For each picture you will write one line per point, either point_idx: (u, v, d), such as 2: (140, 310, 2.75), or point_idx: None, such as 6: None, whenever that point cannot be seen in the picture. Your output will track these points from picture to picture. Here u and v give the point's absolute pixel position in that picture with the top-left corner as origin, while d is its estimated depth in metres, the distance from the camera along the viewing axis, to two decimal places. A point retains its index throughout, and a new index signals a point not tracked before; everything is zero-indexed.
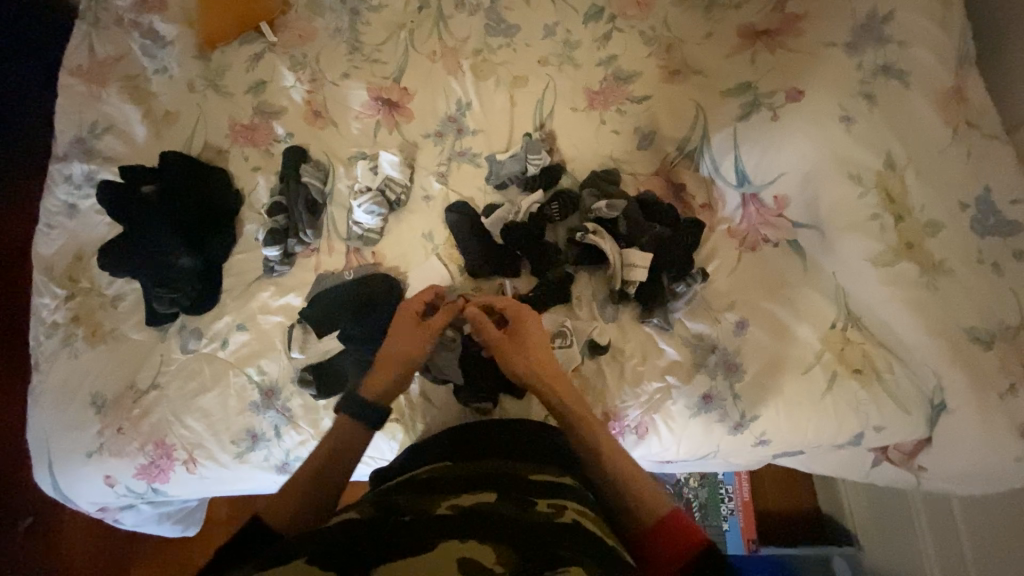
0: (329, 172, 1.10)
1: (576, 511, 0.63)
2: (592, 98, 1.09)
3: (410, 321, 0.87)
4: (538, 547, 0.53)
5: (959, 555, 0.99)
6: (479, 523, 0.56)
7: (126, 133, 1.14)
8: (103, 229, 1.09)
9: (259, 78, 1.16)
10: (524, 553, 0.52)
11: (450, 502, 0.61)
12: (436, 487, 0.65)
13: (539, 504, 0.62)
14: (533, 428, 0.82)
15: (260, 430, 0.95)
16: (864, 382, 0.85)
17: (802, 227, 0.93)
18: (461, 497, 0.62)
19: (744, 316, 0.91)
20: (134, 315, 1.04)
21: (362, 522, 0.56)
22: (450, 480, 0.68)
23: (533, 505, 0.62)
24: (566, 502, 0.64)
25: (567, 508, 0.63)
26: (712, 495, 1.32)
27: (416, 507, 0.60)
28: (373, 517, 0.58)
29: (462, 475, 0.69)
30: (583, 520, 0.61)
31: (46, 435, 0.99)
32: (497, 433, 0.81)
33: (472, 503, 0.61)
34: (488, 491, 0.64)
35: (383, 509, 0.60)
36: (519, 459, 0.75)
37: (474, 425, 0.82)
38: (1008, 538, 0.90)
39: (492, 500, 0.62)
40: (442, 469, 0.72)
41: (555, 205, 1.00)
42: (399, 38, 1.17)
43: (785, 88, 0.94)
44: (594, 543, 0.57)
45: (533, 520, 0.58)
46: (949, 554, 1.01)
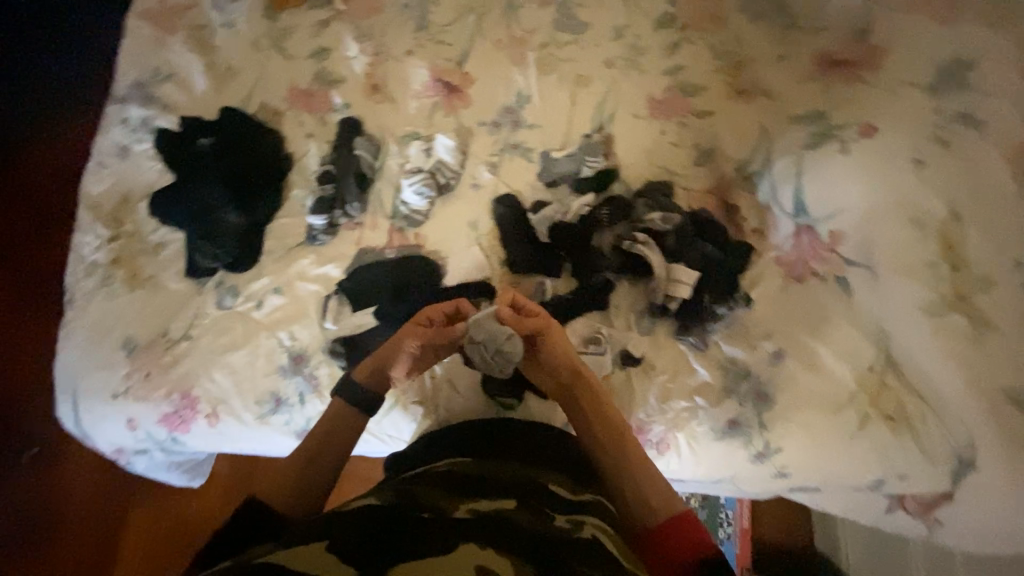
0: (381, 147, 1.09)
1: (595, 526, 0.63)
2: (653, 107, 1.08)
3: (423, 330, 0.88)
4: (554, 561, 0.54)
5: None
6: (500, 532, 0.56)
7: (186, 83, 1.15)
8: (152, 176, 1.10)
9: (324, 44, 1.17)
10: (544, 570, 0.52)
11: (469, 505, 0.62)
12: (455, 486, 0.66)
13: (557, 519, 0.63)
14: (551, 434, 0.82)
15: (285, 394, 0.96)
16: (894, 429, 0.85)
17: (853, 265, 0.91)
18: (481, 502, 0.63)
19: (782, 347, 0.90)
20: (174, 265, 1.05)
21: (382, 512, 0.58)
22: (469, 481, 0.68)
23: (551, 519, 0.63)
24: (584, 518, 0.65)
25: (586, 524, 0.64)
26: (711, 516, 1.33)
27: (435, 505, 0.61)
28: (392, 508, 0.59)
29: (482, 478, 0.69)
30: (601, 535, 0.62)
31: (76, 371, 1.01)
32: (516, 432, 0.82)
33: (492, 509, 0.61)
34: (507, 497, 0.65)
35: (402, 500, 0.62)
36: (536, 464, 0.76)
37: (494, 425, 0.83)
38: None
39: (511, 507, 0.62)
40: (463, 465, 0.73)
41: (606, 210, 0.96)
42: (467, 23, 1.17)
43: (858, 123, 0.91)
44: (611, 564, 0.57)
45: (553, 535, 0.59)
46: None
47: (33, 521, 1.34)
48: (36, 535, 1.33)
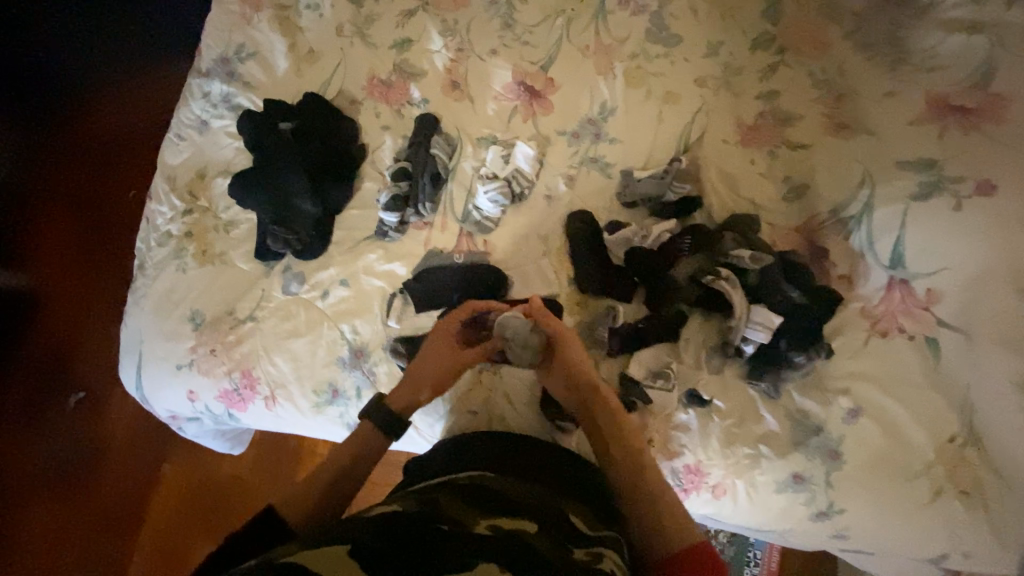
0: (456, 148, 1.08)
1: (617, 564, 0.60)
2: (744, 133, 1.03)
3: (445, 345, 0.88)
4: None
5: None
6: (521, 556, 0.53)
7: (269, 63, 1.15)
8: (229, 153, 1.11)
9: (407, 34, 1.15)
10: None
11: (489, 522, 0.59)
12: (478, 500, 0.64)
13: (578, 552, 0.60)
14: (574, 463, 0.80)
15: (342, 387, 0.97)
16: (967, 504, 0.81)
17: (945, 326, 0.85)
18: (502, 521, 0.60)
19: (859, 405, 0.86)
20: (243, 245, 1.06)
21: (402, 521, 0.56)
22: (492, 497, 0.66)
23: (570, 552, 0.59)
24: (603, 552, 0.62)
25: (606, 558, 0.61)
26: (739, 553, 1.30)
27: (457, 517, 0.59)
28: (413, 514, 0.58)
29: (504, 495, 0.67)
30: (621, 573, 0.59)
31: (143, 337, 1.04)
32: (541, 451, 0.81)
33: (511, 529, 0.59)
34: (528, 519, 0.62)
35: (424, 508, 0.60)
36: (559, 489, 0.73)
37: (522, 443, 0.82)
38: None
39: (531, 531, 0.60)
40: (486, 480, 0.71)
41: (688, 239, 0.92)
42: (555, 25, 1.13)
43: (975, 177, 0.84)
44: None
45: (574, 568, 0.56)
46: None
47: (73, 465, 1.38)
48: (78, 482, 1.37)
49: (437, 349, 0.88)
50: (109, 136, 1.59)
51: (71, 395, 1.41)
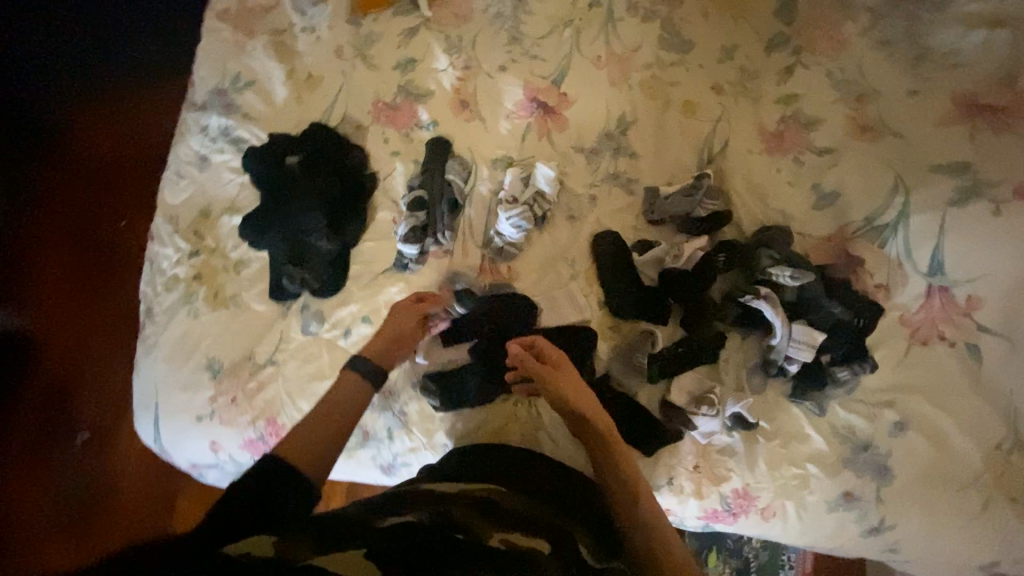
0: (472, 171, 1.04)
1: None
2: (767, 140, 1.00)
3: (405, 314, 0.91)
4: None
5: None
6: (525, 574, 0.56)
7: (267, 91, 1.10)
8: (232, 189, 1.06)
9: (411, 54, 1.10)
10: None
11: (501, 537, 0.61)
12: (489, 514, 0.65)
13: None
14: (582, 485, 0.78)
15: (372, 429, 0.93)
16: (1018, 510, 0.79)
17: (987, 332, 0.83)
18: (515, 536, 0.62)
19: (906, 417, 0.84)
20: (256, 285, 1.02)
21: (415, 530, 0.58)
22: (505, 511, 0.67)
23: None
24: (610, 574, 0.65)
25: None
26: (772, 559, 1.28)
27: (471, 529, 0.61)
28: (429, 526, 0.59)
29: (515, 511, 0.68)
30: None
31: (158, 388, 1.00)
32: (549, 471, 0.80)
33: (522, 545, 0.61)
34: (540, 539, 0.64)
35: (439, 519, 0.61)
36: (567, 513, 0.73)
37: (533, 460, 0.81)
38: None
39: (542, 550, 0.61)
40: (495, 493, 0.71)
41: (722, 257, 0.91)
42: (563, 37, 1.09)
43: (1012, 180, 0.83)
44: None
45: None
46: None
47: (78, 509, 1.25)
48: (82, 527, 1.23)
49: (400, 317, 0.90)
50: (88, 157, 1.45)
51: (70, 436, 1.28)
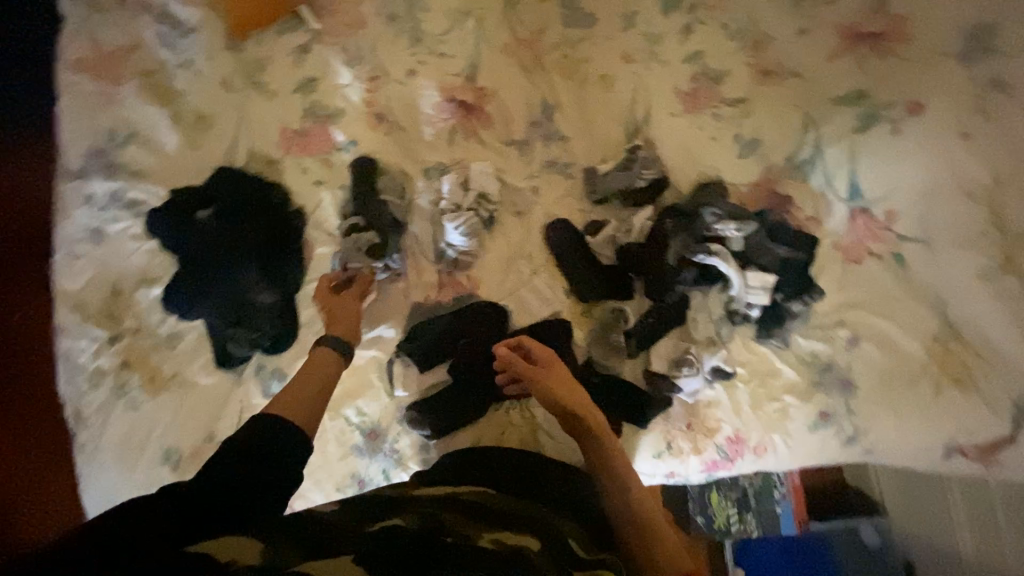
0: (405, 185, 0.99)
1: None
2: (685, 100, 1.03)
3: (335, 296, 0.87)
4: None
5: (1000, 542, 1.09)
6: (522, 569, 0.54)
7: (155, 142, 0.97)
8: (140, 258, 0.94)
9: (308, 73, 1.02)
10: None
11: (493, 535, 0.60)
12: (480, 514, 0.64)
13: None
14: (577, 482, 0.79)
15: (367, 476, 0.89)
16: (964, 391, 0.87)
17: (908, 240, 0.92)
18: (505, 534, 0.61)
19: (856, 332, 0.93)
20: (197, 357, 0.92)
21: (406, 538, 0.55)
22: (495, 512, 0.66)
23: None
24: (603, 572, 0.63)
25: None
26: (766, 482, 1.41)
27: (462, 531, 0.59)
28: (417, 532, 0.56)
29: (508, 512, 0.67)
30: None
31: (112, 497, 0.88)
32: (541, 474, 0.79)
33: (515, 543, 0.59)
34: (531, 535, 0.63)
35: (428, 524, 0.59)
36: (560, 512, 0.73)
37: (527, 463, 0.80)
38: None
39: (534, 547, 0.60)
40: (485, 495, 0.70)
41: (669, 221, 0.93)
42: (466, 28, 1.05)
43: (904, 100, 0.89)
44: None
45: None
46: (988, 536, 1.12)
47: None
48: None
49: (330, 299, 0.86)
50: None
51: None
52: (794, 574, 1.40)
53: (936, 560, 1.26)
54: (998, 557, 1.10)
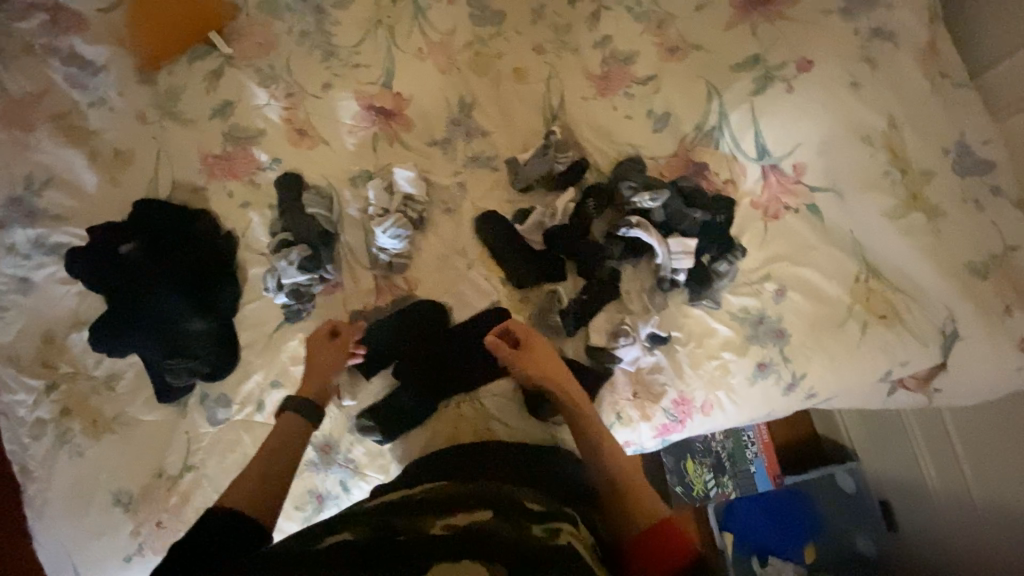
0: (332, 197, 0.99)
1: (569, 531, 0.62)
2: (598, 84, 1.06)
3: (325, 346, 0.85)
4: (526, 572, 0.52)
5: (958, 465, 1.17)
6: (475, 543, 0.55)
7: (72, 183, 0.96)
8: (72, 301, 0.92)
9: (224, 98, 1.02)
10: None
11: (446, 521, 0.60)
12: (437, 503, 0.64)
13: (535, 529, 0.61)
14: (543, 456, 0.80)
15: (325, 489, 0.88)
16: (889, 326, 0.95)
17: (818, 190, 0.97)
18: (458, 516, 0.61)
19: (782, 284, 0.96)
20: (139, 394, 0.91)
21: (356, 548, 0.55)
22: (451, 497, 0.65)
23: (528, 528, 0.61)
24: (560, 522, 0.64)
25: (563, 532, 0.62)
26: (737, 443, 1.45)
27: (414, 526, 0.59)
28: (370, 539, 0.56)
29: (463, 493, 0.66)
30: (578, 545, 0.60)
31: (67, 546, 0.86)
32: (495, 455, 0.79)
33: (468, 522, 0.59)
34: (484, 508, 0.63)
35: (379, 531, 0.58)
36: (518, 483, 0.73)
37: (482, 448, 0.80)
38: (1010, 447, 1.05)
39: (488, 518, 0.60)
40: (440, 486, 0.69)
41: (591, 202, 0.96)
42: (378, 38, 1.07)
43: (794, 59, 0.95)
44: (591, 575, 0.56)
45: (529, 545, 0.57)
46: (946, 461, 1.20)
47: None
48: None
49: (318, 347, 0.85)
50: None
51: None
52: (777, 530, 1.39)
53: (904, 492, 1.33)
54: (959, 479, 1.17)
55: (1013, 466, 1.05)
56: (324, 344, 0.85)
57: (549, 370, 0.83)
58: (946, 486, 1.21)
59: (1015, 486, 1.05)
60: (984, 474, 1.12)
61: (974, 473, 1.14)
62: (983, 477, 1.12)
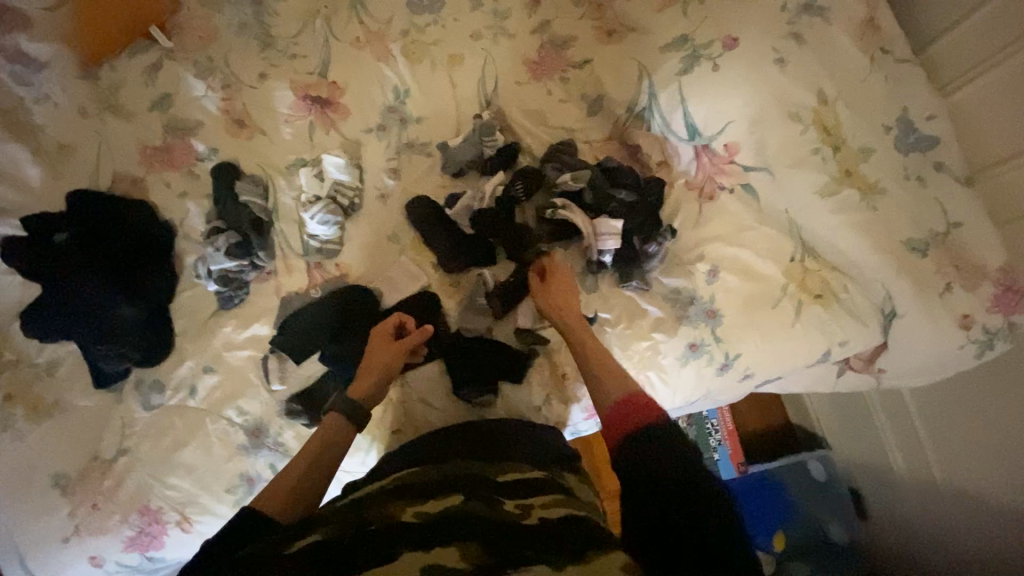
0: (268, 185, 1.01)
1: (542, 505, 0.61)
2: (533, 68, 1.07)
3: (385, 344, 0.84)
4: (506, 547, 0.52)
5: (925, 458, 1.09)
6: (452, 528, 0.53)
7: (12, 176, 0.97)
8: (16, 291, 0.93)
9: (163, 90, 1.04)
10: (494, 554, 0.50)
11: (415, 509, 0.57)
12: (407, 491, 0.61)
13: (507, 504, 0.60)
14: (521, 427, 0.82)
15: (255, 472, 0.89)
16: (826, 306, 0.93)
17: (752, 170, 0.95)
18: (428, 503, 0.58)
19: (715, 264, 0.95)
20: (77, 381, 0.93)
21: (328, 544, 0.51)
22: (419, 486, 0.62)
23: (500, 504, 0.60)
24: (531, 499, 0.62)
25: (534, 506, 0.60)
26: (701, 430, 1.42)
27: (385, 516, 0.56)
28: (338, 537, 0.52)
29: (430, 479, 0.64)
30: (551, 509, 0.60)
31: (8, 529, 0.87)
32: (458, 439, 0.78)
33: (440, 509, 0.57)
34: (451, 492, 0.60)
35: (347, 524, 0.54)
36: (486, 458, 0.72)
37: (450, 433, 0.80)
38: (975, 431, 0.98)
39: (459, 501, 0.58)
40: (409, 474, 0.67)
41: (519, 184, 0.96)
42: (316, 28, 1.08)
43: (721, 37, 0.94)
44: (572, 533, 0.55)
45: (505, 519, 0.56)
46: (912, 450, 1.13)
47: None
48: None
49: (379, 344, 0.84)
50: None
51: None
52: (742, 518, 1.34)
53: (876, 478, 1.27)
54: (924, 466, 1.10)
55: (974, 448, 0.98)
56: (386, 341, 0.84)
57: (566, 294, 0.86)
58: (913, 471, 1.14)
59: (980, 474, 0.98)
60: (949, 464, 1.04)
61: (939, 464, 1.07)
62: (949, 469, 1.04)
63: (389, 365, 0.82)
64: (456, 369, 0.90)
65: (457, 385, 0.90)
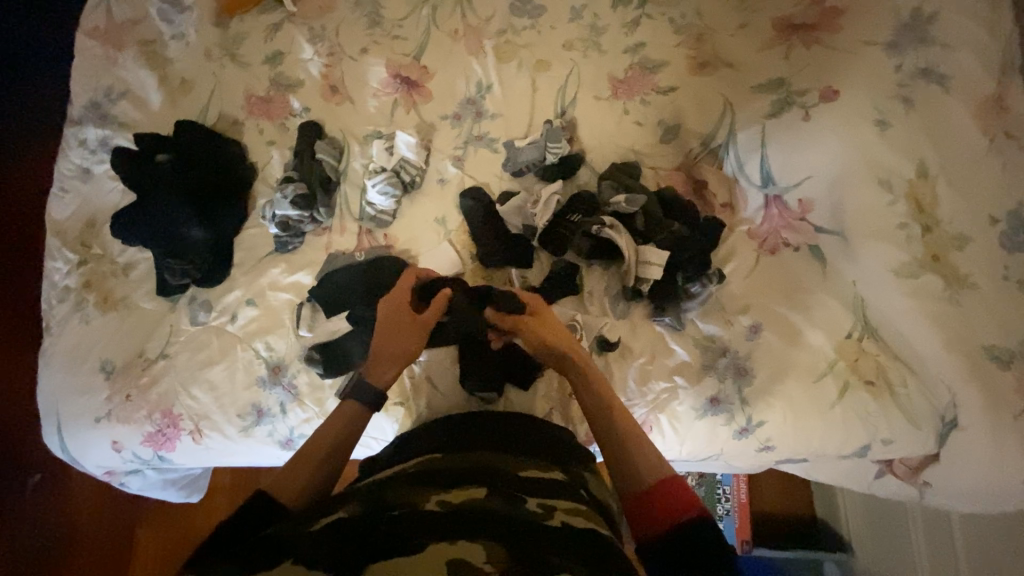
0: (343, 150, 1.08)
1: (566, 511, 0.60)
2: (616, 86, 1.06)
3: (402, 320, 0.83)
4: (528, 550, 0.51)
5: None
6: (473, 521, 0.53)
7: (142, 99, 1.12)
8: (115, 197, 1.07)
9: (277, 48, 1.15)
10: (514, 553, 0.49)
11: (440, 498, 0.58)
12: (431, 480, 0.62)
13: (530, 503, 0.60)
14: (548, 431, 0.80)
15: (266, 405, 0.95)
16: (876, 396, 0.83)
17: (824, 232, 0.92)
18: (452, 493, 0.59)
19: (758, 320, 0.90)
20: (144, 285, 1.04)
21: (356, 523, 0.53)
22: (440, 475, 0.64)
23: (522, 502, 0.60)
24: (555, 502, 0.62)
25: (557, 510, 0.60)
26: (709, 494, 1.30)
27: (409, 501, 0.57)
28: (361, 517, 0.55)
29: (452, 470, 0.66)
30: (574, 519, 0.59)
31: (56, 397, 0.99)
32: (481, 426, 0.79)
33: (463, 500, 0.57)
34: (476, 486, 0.61)
35: (371, 507, 0.57)
36: (509, 451, 0.73)
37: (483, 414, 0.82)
38: None
39: (482, 495, 0.59)
40: (431, 461, 0.68)
41: (578, 215, 0.97)
42: (421, 15, 1.14)
43: (819, 87, 0.93)
44: (598, 549, 0.54)
45: (525, 517, 0.56)
46: None
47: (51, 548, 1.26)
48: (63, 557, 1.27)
49: (397, 322, 0.83)
50: None
51: None
52: None
53: None
54: None
55: None
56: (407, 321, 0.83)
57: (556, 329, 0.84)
58: None
59: None
60: None
61: None
62: None
63: (410, 345, 0.83)
64: (471, 359, 0.91)
65: (463, 375, 0.90)
